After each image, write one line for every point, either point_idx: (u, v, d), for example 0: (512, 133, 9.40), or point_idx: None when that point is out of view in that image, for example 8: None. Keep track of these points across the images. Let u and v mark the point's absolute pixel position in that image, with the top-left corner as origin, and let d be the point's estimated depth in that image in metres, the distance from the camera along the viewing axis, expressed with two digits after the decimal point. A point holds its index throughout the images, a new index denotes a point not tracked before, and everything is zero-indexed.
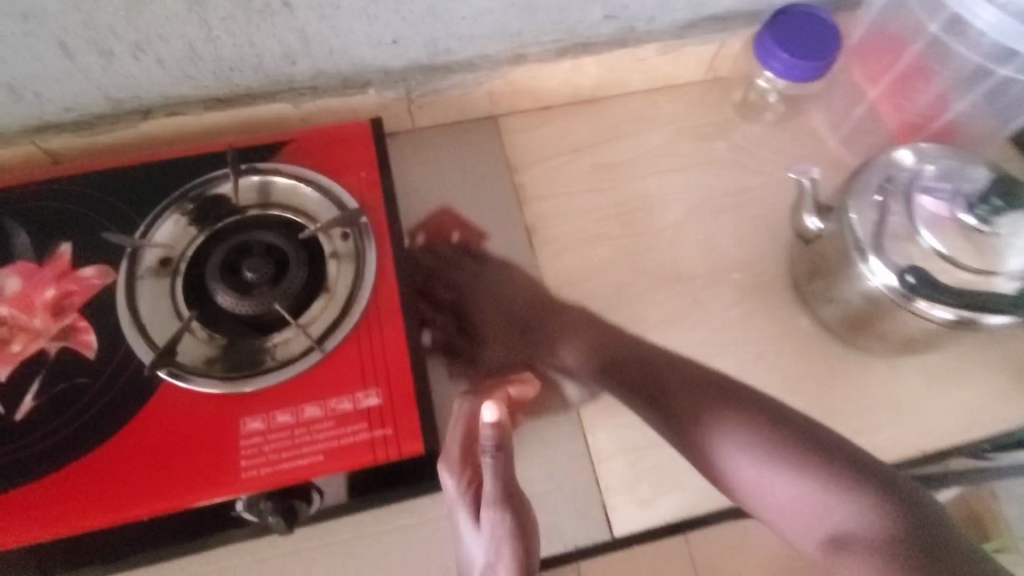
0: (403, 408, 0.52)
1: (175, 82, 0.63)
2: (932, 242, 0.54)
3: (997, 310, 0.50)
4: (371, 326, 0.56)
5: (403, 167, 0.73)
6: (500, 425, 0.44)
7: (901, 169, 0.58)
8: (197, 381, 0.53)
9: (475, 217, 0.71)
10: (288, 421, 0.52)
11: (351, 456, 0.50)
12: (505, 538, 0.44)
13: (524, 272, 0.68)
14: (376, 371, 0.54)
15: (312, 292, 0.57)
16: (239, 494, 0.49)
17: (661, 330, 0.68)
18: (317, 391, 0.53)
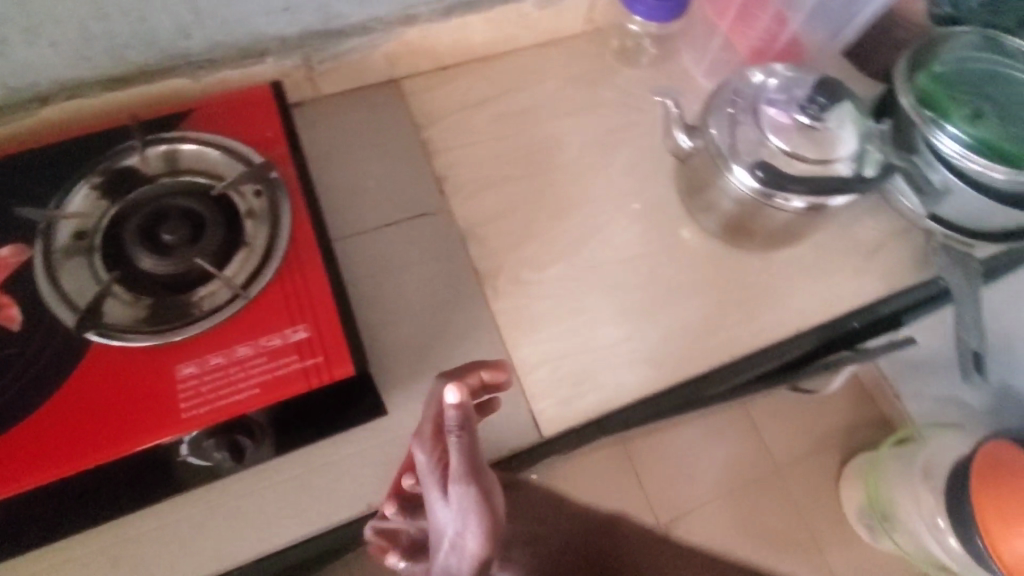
0: (331, 336, 0.56)
1: (70, 63, 0.64)
2: (778, 143, 0.63)
3: (841, 190, 0.60)
4: (295, 270, 0.58)
5: (308, 132, 0.76)
6: (461, 408, 0.44)
7: (749, 85, 0.68)
8: (127, 338, 0.54)
9: (383, 169, 0.75)
10: (223, 366, 0.55)
11: (287, 384, 0.54)
12: (472, 510, 0.46)
13: (434, 215, 0.73)
14: (303, 307, 0.57)
15: (234, 248, 0.59)
16: (183, 433, 0.52)
17: (566, 256, 0.74)
18: (247, 334, 0.56)
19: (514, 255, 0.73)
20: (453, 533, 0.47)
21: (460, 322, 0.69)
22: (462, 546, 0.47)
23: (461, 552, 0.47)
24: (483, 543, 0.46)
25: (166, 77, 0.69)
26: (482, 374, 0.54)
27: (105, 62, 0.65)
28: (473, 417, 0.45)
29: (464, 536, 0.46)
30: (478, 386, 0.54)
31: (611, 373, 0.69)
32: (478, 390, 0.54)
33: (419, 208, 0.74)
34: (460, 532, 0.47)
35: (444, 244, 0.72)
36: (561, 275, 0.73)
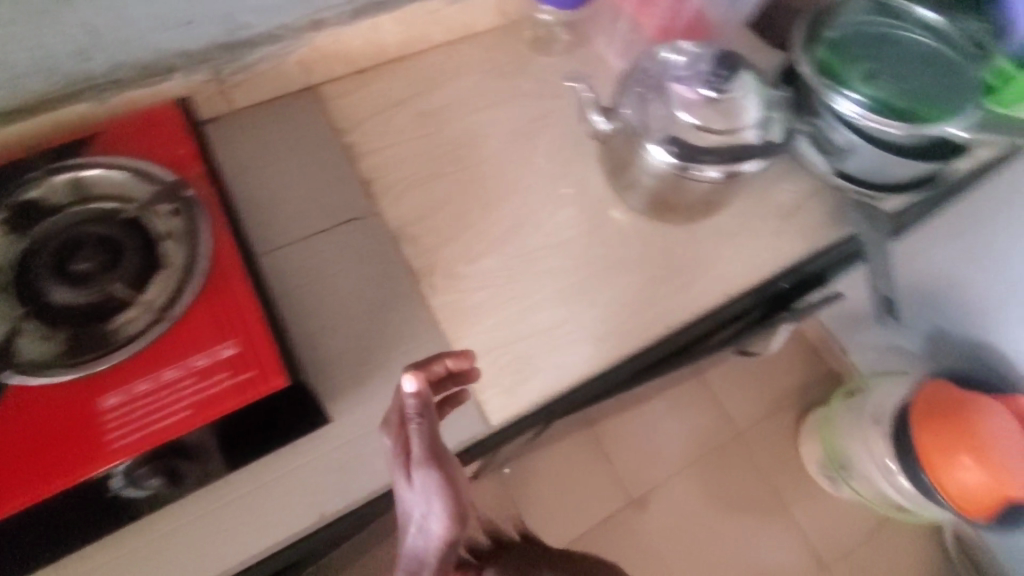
0: (262, 346, 0.55)
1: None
2: (687, 119, 0.66)
3: (749, 159, 0.63)
4: (217, 287, 0.57)
5: (227, 145, 0.75)
6: (419, 395, 0.50)
7: (658, 63, 0.70)
8: (48, 374, 0.53)
9: (307, 177, 0.75)
10: (158, 393, 0.53)
11: (221, 401, 0.53)
12: (434, 492, 0.50)
13: (363, 218, 0.73)
14: (231, 322, 0.56)
15: (152, 273, 0.58)
16: (114, 463, 0.51)
17: (500, 246, 0.75)
18: (176, 359, 0.55)
19: (449, 250, 0.74)
20: (419, 517, 0.52)
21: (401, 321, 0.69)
22: (428, 528, 0.51)
23: (427, 533, 0.51)
24: (448, 524, 0.50)
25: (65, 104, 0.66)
26: (447, 363, 0.56)
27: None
28: (430, 401, 0.51)
29: (430, 518, 0.51)
30: (444, 375, 0.56)
31: (552, 356, 0.70)
32: (444, 378, 0.56)
33: (348, 213, 0.74)
34: (426, 514, 0.51)
35: (378, 246, 0.72)
36: (497, 264, 0.74)
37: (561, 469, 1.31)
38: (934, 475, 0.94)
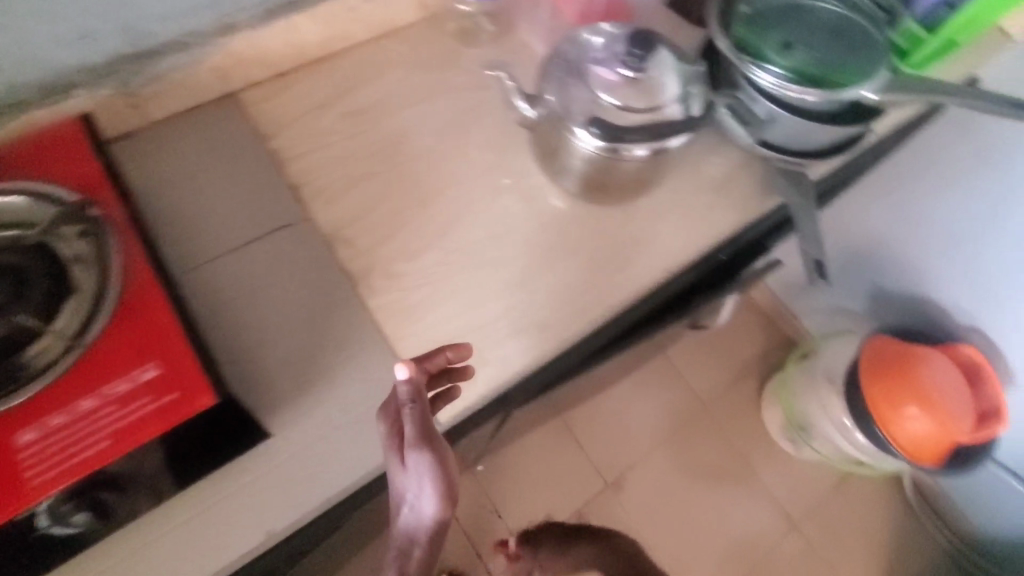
0: (185, 367, 0.43)
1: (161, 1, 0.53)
2: (695, 107, 0.55)
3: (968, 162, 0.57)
4: (136, 280, 0.46)
5: (388, 73, 0.68)
6: (413, 382, 0.45)
7: (720, 43, 0.61)
8: (135, 289, 0.46)
9: (464, 124, 0.67)
10: (108, 408, 0.42)
11: (149, 425, 0.42)
12: (431, 476, 0.45)
13: (513, 184, 0.65)
14: (144, 336, 0.44)
15: (83, 255, 0.47)
16: (181, 413, 0.42)
17: (658, 254, 0.64)
18: (110, 370, 0.44)
19: (601, 243, 0.64)
20: (412, 498, 0.47)
21: (542, 311, 0.59)
22: (420, 506, 0.47)
23: (417, 510, 0.47)
24: (440, 507, 0.46)
25: (258, 12, 0.60)
26: (448, 354, 0.49)
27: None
28: (425, 388, 0.46)
29: (419, 496, 0.46)
30: (440, 368, 0.50)
31: None
32: (439, 372, 0.50)
33: (499, 172, 0.65)
34: (417, 494, 0.47)
35: (536, 221, 0.64)
36: (651, 273, 0.63)
37: (535, 466, 1.33)
38: (885, 426, 1.04)
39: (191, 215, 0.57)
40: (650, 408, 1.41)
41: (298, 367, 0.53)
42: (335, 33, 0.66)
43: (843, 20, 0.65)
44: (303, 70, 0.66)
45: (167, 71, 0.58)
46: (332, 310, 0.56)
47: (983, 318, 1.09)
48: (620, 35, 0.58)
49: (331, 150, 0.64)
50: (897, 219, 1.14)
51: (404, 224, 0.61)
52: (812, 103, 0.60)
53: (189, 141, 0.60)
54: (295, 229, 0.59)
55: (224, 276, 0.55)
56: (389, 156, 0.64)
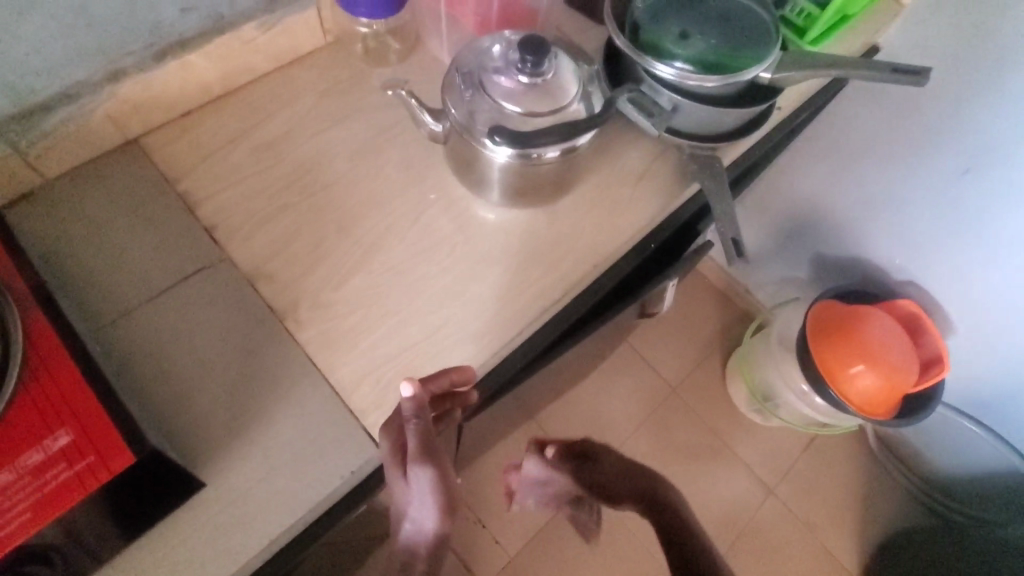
0: (99, 428, 0.43)
1: (38, 55, 0.52)
2: (596, 103, 0.57)
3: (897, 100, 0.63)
4: (37, 346, 0.45)
5: (296, 100, 0.68)
6: (417, 401, 0.48)
7: (618, 39, 0.63)
8: (40, 355, 0.44)
9: (378, 144, 0.67)
10: (21, 481, 0.41)
11: (65, 493, 0.41)
12: (432, 490, 0.48)
13: (435, 197, 0.65)
14: (51, 403, 0.43)
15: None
16: (100, 476, 0.42)
17: (584, 249, 0.64)
18: (16, 444, 0.42)
19: (527, 246, 0.64)
20: (414, 511, 0.49)
21: (476, 322, 0.59)
22: (422, 520, 0.49)
23: (420, 524, 0.50)
24: (439, 518, 0.49)
25: (148, 55, 0.59)
26: (450, 376, 0.52)
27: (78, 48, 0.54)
28: (427, 404, 0.48)
29: (421, 510, 0.49)
30: (443, 390, 0.52)
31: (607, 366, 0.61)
32: (444, 392, 0.53)
33: (419, 189, 0.65)
34: (419, 506, 0.49)
35: (462, 232, 0.64)
36: (579, 269, 0.63)
37: (511, 469, 1.33)
38: (835, 386, 1.08)
39: (103, 271, 0.56)
40: (620, 397, 1.43)
41: (230, 409, 0.53)
42: (236, 68, 0.65)
43: (734, 3, 0.67)
44: (210, 107, 0.66)
45: (59, 124, 0.57)
46: (258, 349, 0.55)
47: (916, 272, 1.13)
48: (515, 41, 0.58)
49: (247, 185, 0.63)
50: (826, 186, 1.18)
51: (328, 252, 0.60)
52: (711, 88, 0.62)
53: (95, 196, 0.60)
54: (215, 270, 0.58)
55: (144, 328, 0.55)
56: (307, 185, 0.64)
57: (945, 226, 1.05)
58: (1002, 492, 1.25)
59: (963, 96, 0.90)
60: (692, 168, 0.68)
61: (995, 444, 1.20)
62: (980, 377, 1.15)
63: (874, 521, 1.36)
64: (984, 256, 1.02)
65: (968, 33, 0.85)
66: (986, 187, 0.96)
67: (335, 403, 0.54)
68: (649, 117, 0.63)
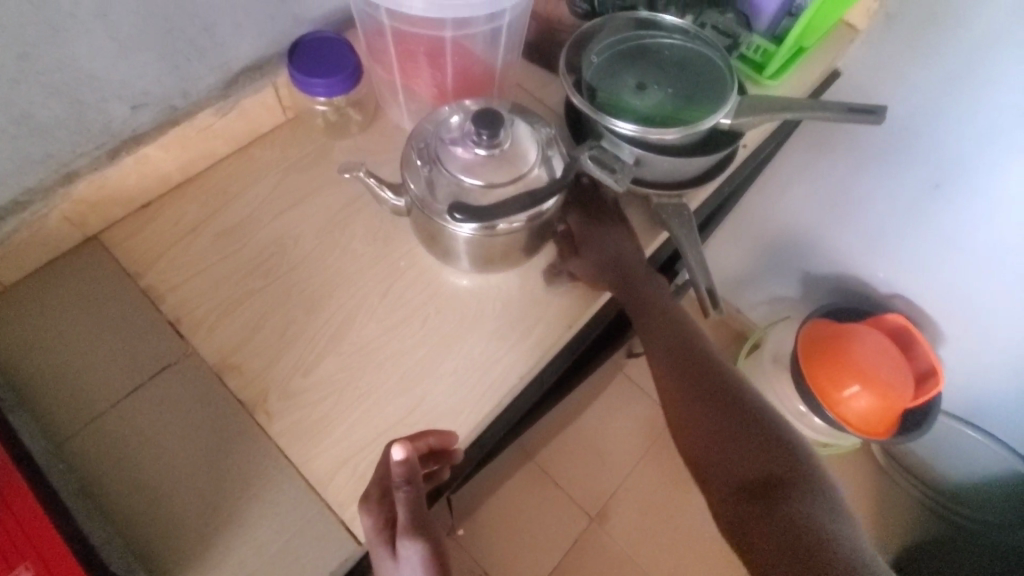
0: (59, 561, 0.41)
1: None
2: (556, 164, 0.58)
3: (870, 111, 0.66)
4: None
5: (258, 178, 0.67)
6: (410, 463, 0.44)
7: (575, 95, 0.63)
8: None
9: (343, 218, 0.66)
10: None
11: None
12: (425, 569, 0.45)
13: (405, 267, 0.64)
14: (9, 540, 0.41)
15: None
16: None
17: (559, 306, 0.64)
18: None
19: (502, 307, 0.63)
20: None
21: (452, 397, 0.58)
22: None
23: None
24: None
25: (101, 154, 0.59)
26: (430, 440, 0.51)
27: (27, 157, 0.54)
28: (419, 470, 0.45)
29: None
30: (424, 452, 0.51)
31: (599, 209, 0.66)
32: (425, 456, 0.52)
33: (388, 259, 0.64)
34: None
35: (432, 303, 0.63)
36: (554, 330, 0.62)
37: (514, 514, 1.30)
38: (831, 407, 1.07)
39: (66, 376, 0.55)
40: (620, 429, 1.39)
41: (201, 515, 0.51)
42: (193, 157, 0.65)
43: (687, 52, 0.68)
44: (169, 197, 0.65)
45: (11, 233, 0.56)
46: (231, 445, 0.54)
47: (901, 284, 1.13)
48: (472, 111, 0.58)
49: (211, 274, 0.62)
50: (803, 204, 1.18)
51: (295, 337, 0.59)
52: (671, 140, 0.62)
53: (56, 301, 0.59)
54: (179, 366, 0.57)
55: (110, 435, 0.53)
56: (274, 268, 0.63)
57: (924, 237, 1.04)
58: (1012, 497, 1.23)
59: (923, 112, 0.91)
60: (653, 213, 0.68)
61: (999, 450, 1.19)
62: (976, 384, 1.14)
63: (887, 536, 1.33)
64: (968, 264, 1.01)
65: (920, 52, 0.87)
66: (958, 197, 0.96)
67: (311, 498, 0.52)
68: (612, 172, 0.61)
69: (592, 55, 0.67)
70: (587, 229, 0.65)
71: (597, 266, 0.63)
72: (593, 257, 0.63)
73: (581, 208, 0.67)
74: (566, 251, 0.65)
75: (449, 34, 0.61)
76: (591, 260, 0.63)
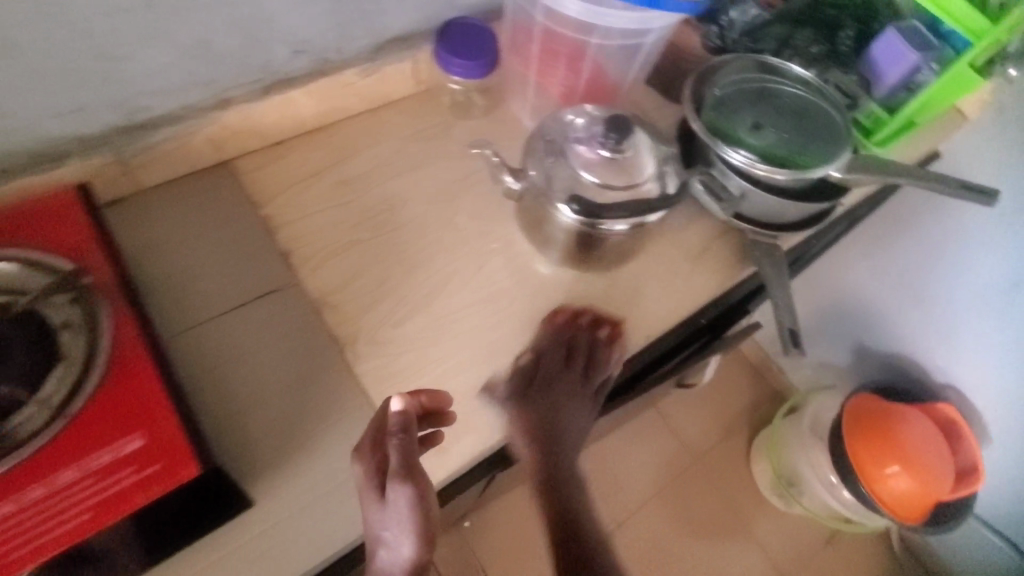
0: (169, 433, 0.43)
1: (160, 79, 0.56)
2: (671, 181, 0.59)
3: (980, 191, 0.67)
4: (123, 347, 0.46)
5: (382, 139, 0.72)
6: (406, 414, 0.48)
7: (695, 121, 0.65)
8: (114, 359, 0.45)
9: (451, 191, 0.70)
10: (86, 480, 0.41)
11: (128, 498, 0.41)
12: (411, 510, 0.45)
13: (501, 250, 0.67)
14: (126, 406, 0.44)
15: (73, 322, 0.46)
16: (164, 483, 0.42)
17: (638, 314, 0.66)
18: (89, 442, 0.42)
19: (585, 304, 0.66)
20: (390, 536, 0.46)
21: (517, 381, 0.59)
22: (398, 548, 0.45)
23: (395, 552, 0.45)
24: (415, 545, 0.45)
25: (254, 89, 0.64)
26: (422, 399, 0.52)
27: (194, 78, 0.58)
28: (413, 422, 0.48)
29: (396, 534, 0.45)
30: (417, 411, 0.52)
31: (553, 358, 0.61)
32: (419, 416, 0.52)
33: (487, 239, 0.68)
34: (394, 531, 0.45)
35: (521, 287, 0.65)
36: (631, 338, 0.64)
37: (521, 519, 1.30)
38: (867, 481, 1.05)
39: (177, 281, 0.59)
40: (641, 461, 1.40)
41: (280, 435, 0.54)
42: (329, 108, 0.70)
43: (807, 103, 0.70)
44: (301, 140, 0.70)
45: (162, 142, 0.61)
46: (317, 375, 0.57)
47: (959, 375, 1.11)
48: (598, 117, 0.61)
49: (324, 217, 0.66)
50: (873, 277, 1.17)
51: (392, 291, 0.63)
52: (780, 180, 0.64)
53: (183, 212, 0.63)
54: (282, 295, 0.61)
55: (211, 342, 0.57)
56: (383, 224, 0.67)
57: (993, 332, 1.03)
58: None
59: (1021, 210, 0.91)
60: (744, 250, 0.70)
61: None
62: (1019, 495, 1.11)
63: None
64: None
65: None
66: None
67: None
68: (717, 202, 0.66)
69: (716, 88, 0.70)
70: (545, 372, 0.60)
71: (520, 413, 0.57)
72: (532, 402, 0.58)
73: (563, 356, 0.61)
74: (519, 387, 0.59)
75: (593, 41, 0.64)
76: (519, 404, 0.57)
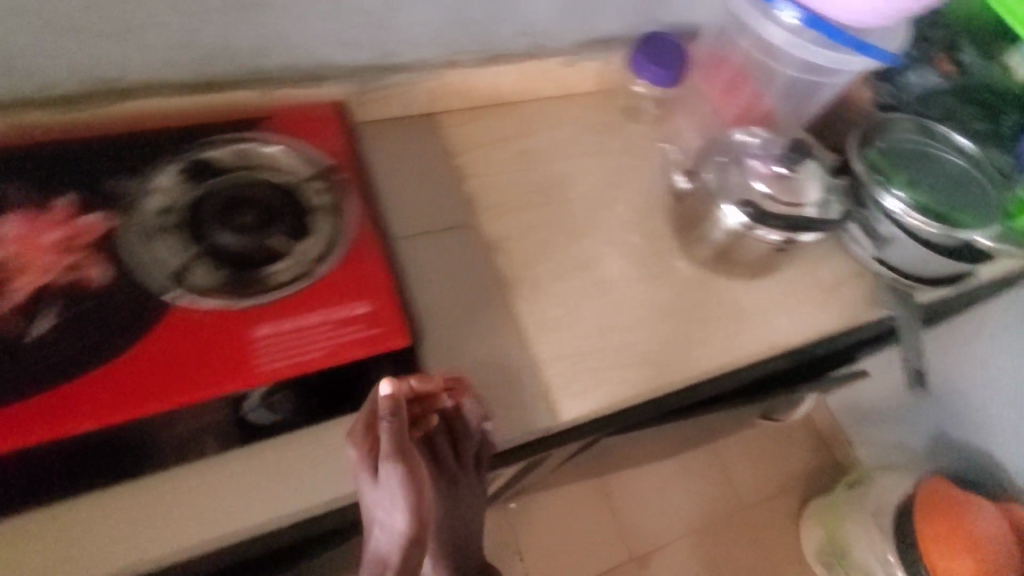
0: (390, 309, 0.53)
1: (415, 31, 0.67)
2: (832, 209, 0.65)
3: None
4: (363, 234, 0.56)
5: (563, 123, 0.80)
6: (395, 397, 0.45)
7: (856, 165, 0.71)
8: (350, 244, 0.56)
9: (615, 182, 0.78)
10: (325, 327, 0.51)
11: (353, 349, 0.51)
12: (404, 492, 0.44)
13: (652, 242, 0.74)
14: (360, 279, 0.54)
15: (325, 207, 0.57)
16: (381, 345, 0.51)
17: (767, 329, 0.71)
18: (330, 299, 0.53)
19: (719, 307, 0.71)
20: (383, 514, 0.45)
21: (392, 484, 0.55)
22: (391, 524, 0.44)
23: (390, 528, 0.45)
24: (409, 524, 0.44)
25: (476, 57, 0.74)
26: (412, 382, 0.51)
27: (438, 37, 0.69)
28: (404, 403, 0.44)
29: (391, 512, 0.44)
30: (407, 395, 0.50)
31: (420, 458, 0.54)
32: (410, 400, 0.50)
33: (641, 229, 0.75)
34: (389, 510, 0.44)
35: (665, 278, 0.72)
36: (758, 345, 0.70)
37: (565, 519, 1.34)
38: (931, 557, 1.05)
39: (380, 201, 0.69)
40: (690, 496, 1.41)
41: (448, 345, 0.62)
42: (526, 88, 0.79)
43: (964, 173, 0.74)
44: (496, 109, 0.79)
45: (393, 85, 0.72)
46: (484, 306, 0.65)
47: None
48: (773, 141, 0.68)
49: (505, 178, 0.75)
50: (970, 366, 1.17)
51: (553, 252, 0.71)
52: (930, 234, 0.69)
53: (391, 147, 0.73)
54: (463, 233, 0.69)
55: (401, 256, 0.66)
56: (553, 195, 0.75)
57: None
58: None
59: None
60: (876, 293, 0.75)
61: None
62: None
63: None
64: None
65: None
66: None
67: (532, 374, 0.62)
68: None
69: (879, 141, 0.75)
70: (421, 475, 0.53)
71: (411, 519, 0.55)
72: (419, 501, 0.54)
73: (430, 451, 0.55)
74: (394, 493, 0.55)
75: (790, 71, 0.73)
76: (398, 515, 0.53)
